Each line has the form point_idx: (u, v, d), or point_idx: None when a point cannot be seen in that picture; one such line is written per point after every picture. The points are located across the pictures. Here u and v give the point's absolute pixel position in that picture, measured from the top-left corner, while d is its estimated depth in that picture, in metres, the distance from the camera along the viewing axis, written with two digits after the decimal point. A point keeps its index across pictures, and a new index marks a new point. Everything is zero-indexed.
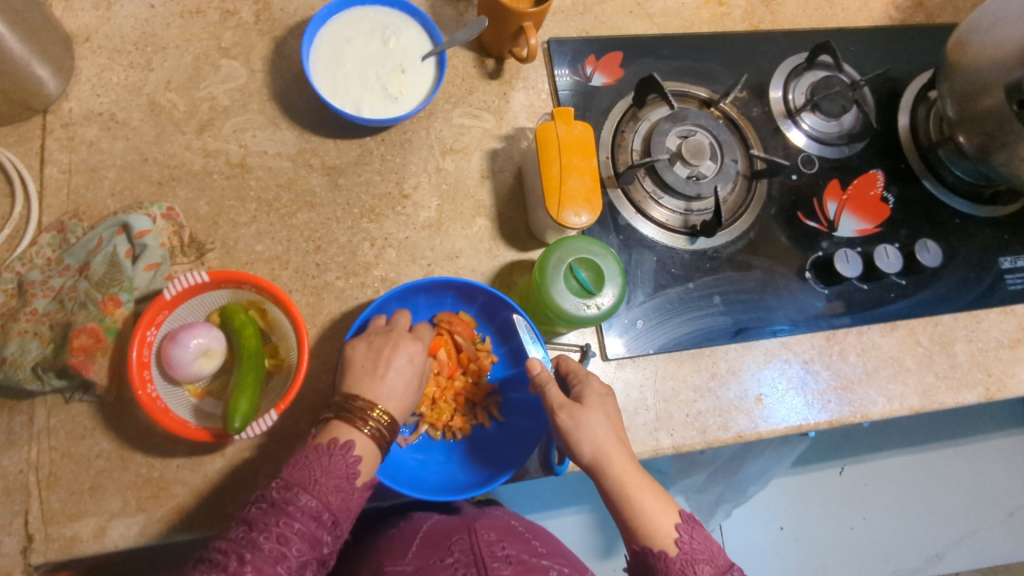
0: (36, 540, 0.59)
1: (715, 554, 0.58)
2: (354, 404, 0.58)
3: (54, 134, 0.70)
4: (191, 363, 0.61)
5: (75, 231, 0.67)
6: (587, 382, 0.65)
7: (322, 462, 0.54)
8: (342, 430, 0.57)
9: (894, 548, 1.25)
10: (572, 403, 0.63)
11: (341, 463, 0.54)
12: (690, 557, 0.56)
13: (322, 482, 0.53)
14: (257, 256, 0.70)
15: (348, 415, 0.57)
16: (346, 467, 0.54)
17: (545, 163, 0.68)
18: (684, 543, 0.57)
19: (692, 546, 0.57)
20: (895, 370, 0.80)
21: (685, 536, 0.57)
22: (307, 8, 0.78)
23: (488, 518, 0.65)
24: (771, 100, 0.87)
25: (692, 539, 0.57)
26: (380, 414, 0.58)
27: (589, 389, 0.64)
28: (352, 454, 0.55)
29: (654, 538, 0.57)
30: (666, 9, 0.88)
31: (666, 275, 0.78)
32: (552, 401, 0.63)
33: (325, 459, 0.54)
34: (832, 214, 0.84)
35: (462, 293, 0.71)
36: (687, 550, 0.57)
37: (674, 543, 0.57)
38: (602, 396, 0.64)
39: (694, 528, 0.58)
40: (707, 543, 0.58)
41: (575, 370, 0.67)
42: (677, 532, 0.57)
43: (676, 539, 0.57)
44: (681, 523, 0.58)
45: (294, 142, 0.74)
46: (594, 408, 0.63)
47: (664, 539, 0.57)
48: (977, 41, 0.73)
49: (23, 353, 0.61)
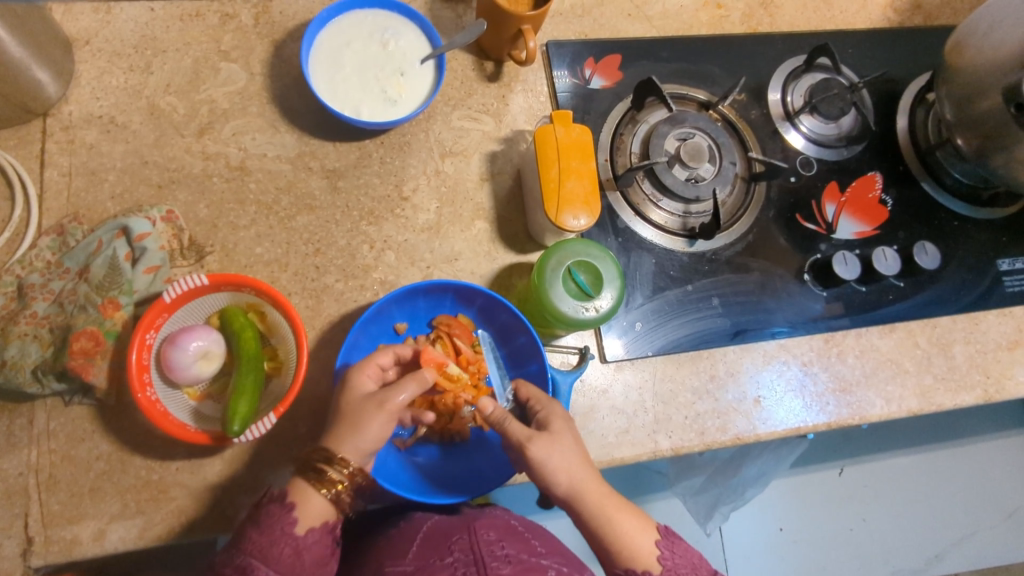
0: (36, 542, 0.60)
1: (697, 564, 0.62)
2: (318, 461, 0.56)
3: (54, 138, 0.70)
4: (191, 366, 0.61)
5: (75, 234, 0.67)
6: (550, 407, 0.63)
7: (265, 517, 0.55)
8: (303, 486, 0.56)
9: (893, 550, 1.25)
10: (539, 432, 0.60)
11: (279, 525, 0.54)
12: (674, 573, 0.60)
13: (257, 542, 0.54)
14: (257, 259, 0.70)
15: (313, 471, 0.56)
16: (284, 530, 0.54)
17: (544, 166, 0.68)
18: (666, 560, 0.60)
19: (675, 561, 0.61)
20: (893, 372, 0.80)
21: (666, 553, 0.61)
22: (306, 11, 0.79)
23: (488, 517, 0.64)
24: (770, 102, 0.87)
25: (673, 555, 0.61)
26: (344, 468, 0.56)
27: (553, 414, 0.62)
28: (293, 517, 0.55)
29: (638, 559, 0.60)
30: (665, 11, 0.88)
31: (665, 278, 0.78)
32: (518, 435, 0.60)
33: (270, 514, 0.55)
34: (830, 216, 0.84)
35: (460, 296, 0.72)
36: (670, 566, 0.60)
37: (657, 561, 0.60)
38: (566, 420, 0.62)
39: (674, 544, 0.62)
40: (688, 556, 0.62)
41: (535, 396, 0.65)
42: (657, 549, 0.61)
43: (659, 556, 0.60)
44: (661, 539, 0.62)
45: (293, 145, 0.75)
46: (563, 434, 0.61)
47: (647, 558, 0.60)
48: (975, 44, 0.74)
49: (23, 356, 0.61)
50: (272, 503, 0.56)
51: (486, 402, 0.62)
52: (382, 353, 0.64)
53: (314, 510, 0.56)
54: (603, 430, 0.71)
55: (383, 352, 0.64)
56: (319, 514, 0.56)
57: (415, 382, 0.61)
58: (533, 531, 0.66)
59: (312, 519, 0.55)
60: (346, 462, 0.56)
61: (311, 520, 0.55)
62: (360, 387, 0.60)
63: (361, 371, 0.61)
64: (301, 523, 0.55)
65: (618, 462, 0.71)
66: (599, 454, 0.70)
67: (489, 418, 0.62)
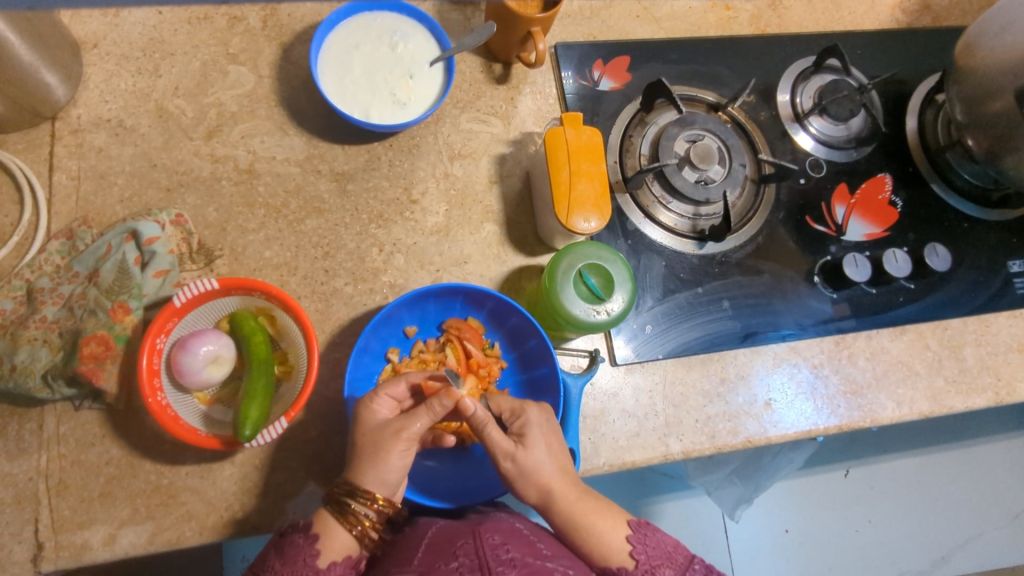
0: (46, 548, 0.59)
1: (673, 553, 0.61)
2: (341, 492, 0.57)
3: (63, 142, 0.70)
4: (201, 371, 0.61)
5: (84, 238, 0.67)
6: (525, 415, 0.62)
7: (289, 548, 0.55)
8: (330, 518, 0.57)
9: (900, 551, 1.25)
10: (515, 446, 0.60)
11: (301, 555, 0.54)
12: (648, 565, 0.59)
13: (279, 571, 0.54)
14: (266, 262, 0.70)
15: (339, 506, 0.57)
16: (305, 561, 0.54)
17: (555, 168, 0.68)
18: (639, 554, 0.60)
19: (648, 555, 0.60)
20: (904, 374, 0.79)
21: (638, 546, 0.60)
22: (315, 14, 0.78)
23: (494, 520, 0.63)
24: (779, 103, 0.87)
25: (646, 548, 0.60)
26: (367, 496, 0.56)
27: (529, 424, 0.62)
28: (316, 549, 0.55)
29: (612, 556, 0.60)
30: (673, 13, 0.88)
31: (675, 280, 0.78)
32: (498, 449, 0.60)
33: (296, 545, 0.55)
34: (840, 218, 0.84)
35: (471, 299, 0.71)
36: (644, 560, 0.60)
37: (631, 556, 0.60)
38: (541, 429, 0.62)
39: (646, 536, 0.61)
40: (662, 546, 0.61)
41: (509, 408, 0.63)
42: (629, 544, 0.61)
43: (630, 551, 0.60)
44: (633, 534, 0.61)
45: (302, 148, 0.74)
46: (535, 444, 0.61)
47: (620, 554, 0.60)
48: (986, 46, 0.73)
49: (32, 361, 0.61)
50: (298, 533, 0.56)
51: (469, 403, 0.59)
52: (392, 383, 0.62)
53: (339, 543, 0.56)
54: (613, 434, 0.71)
55: (394, 383, 0.62)
56: (343, 547, 0.56)
57: (429, 414, 0.60)
58: (540, 533, 0.65)
59: (335, 552, 0.56)
60: (372, 495, 0.57)
61: (335, 554, 0.55)
62: (373, 418, 0.60)
63: (370, 403, 0.60)
64: (323, 556, 0.55)
65: (629, 465, 0.70)
66: (610, 457, 0.70)
67: (472, 420, 0.60)
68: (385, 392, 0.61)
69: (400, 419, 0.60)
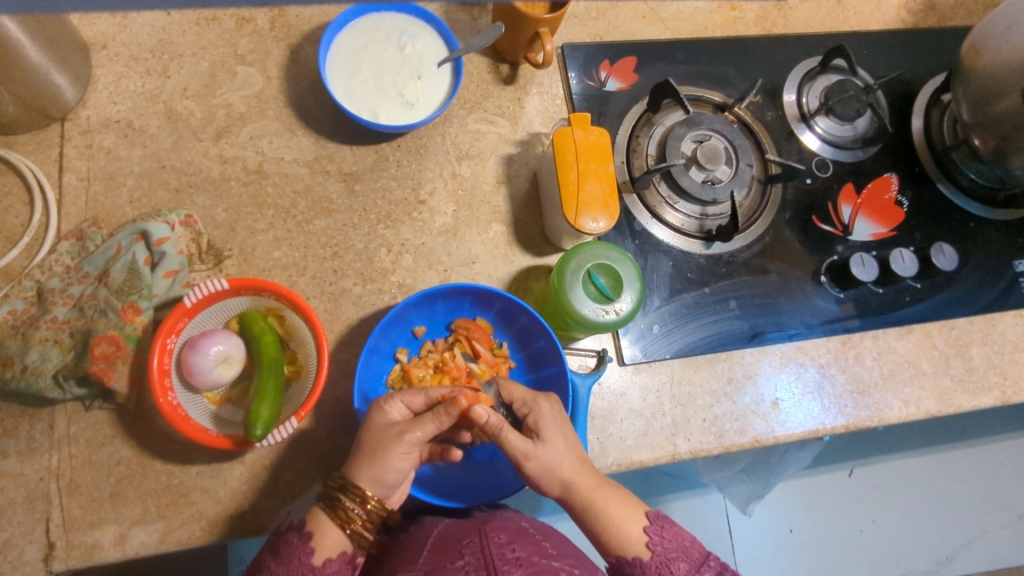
0: (57, 548, 0.60)
1: (689, 548, 0.61)
2: (332, 489, 0.57)
3: (73, 142, 0.70)
4: (211, 371, 0.61)
5: (95, 239, 0.67)
6: (537, 408, 0.62)
7: (284, 546, 0.55)
8: (322, 515, 0.57)
9: (904, 551, 1.25)
10: (534, 445, 0.60)
11: (296, 554, 0.55)
12: (664, 557, 0.59)
13: (275, 570, 0.54)
14: (275, 262, 0.70)
15: (330, 502, 0.57)
16: (300, 560, 0.54)
17: (563, 169, 0.68)
18: (655, 546, 0.60)
19: (664, 546, 0.60)
20: (911, 373, 0.80)
21: (654, 538, 0.61)
22: (322, 15, 0.79)
23: (500, 519, 0.63)
24: (785, 103, 0.87)
25: (662, 540, 0.61)
26: (356, 494, 0.56)
27: (542, 418, 0.62)
28: (310, 548, 0.55)
29: (629, 548, 0.60)
30: (680, 13, 0.88)
31: (682, 280, 0.78)
32: (516, 451, 0.60)
33: (290, 544, 0.55)
34: (846, 218, 0.84)
35: (479, 300, 0.71)
36: (659, 552, 0.60)
37: (647, 548, 0.60)
38: (555, 422, 0.62)
39: (663, 528, 0.61)
40: (678, 540, 0.61)
41: (520, 398, 0.64)
42: (646, 535, 0.61)
43: (647, 543, 0.60)
44: (650, 525, 0.62)
45: (310, 149, 0.75)
46: (555, 441, 0.61)
47: (637, 545, 0.60)
48: (993, 45, 0.73)
49: (44, 361, 0.61)
50: (293, 532, 0.56)
51: (481, 412, 0.59)
52: (409, 392, 0.62)
53: (331, 541, 0.56)
54: (622, 433, 0.71)
55: (412, 392, 0.62)
56: (336, 544, 0.56)
57: (435, 423, 0.59)
58: (546, 532, 0.65)
59: (328, 550, 0.56)
60: (362, 493, 0.56)
61: (328, 551, 0.56)
62: (383, 419, 0.60)
63: (381, 408, 0.60)
64: (318, 554, 0.55)
65: (637, 465, 0.71)
66: (618, 457, 0.70)
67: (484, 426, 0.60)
68: (400, 398, 0.61)
69: (404, 423, 0.59)
